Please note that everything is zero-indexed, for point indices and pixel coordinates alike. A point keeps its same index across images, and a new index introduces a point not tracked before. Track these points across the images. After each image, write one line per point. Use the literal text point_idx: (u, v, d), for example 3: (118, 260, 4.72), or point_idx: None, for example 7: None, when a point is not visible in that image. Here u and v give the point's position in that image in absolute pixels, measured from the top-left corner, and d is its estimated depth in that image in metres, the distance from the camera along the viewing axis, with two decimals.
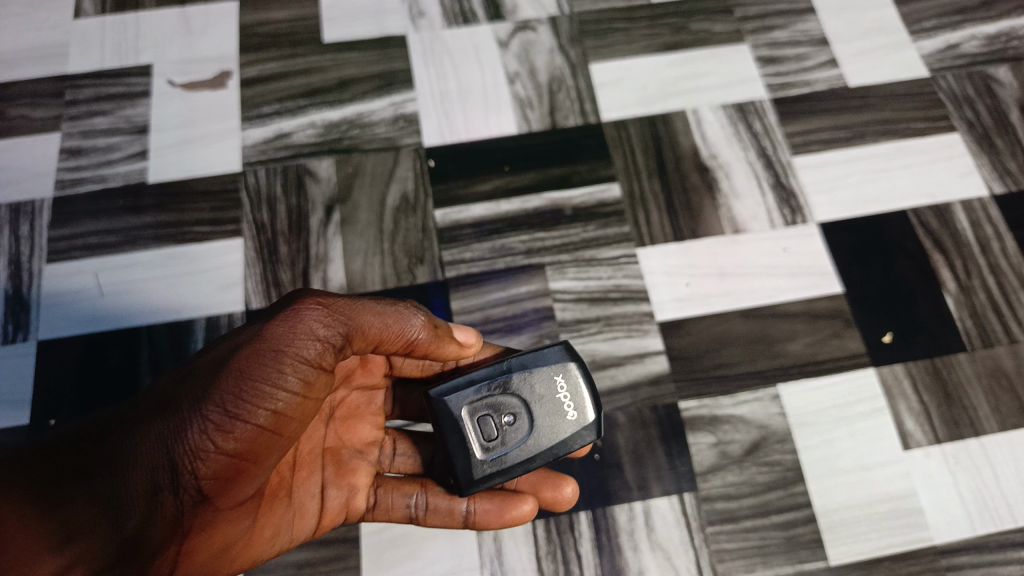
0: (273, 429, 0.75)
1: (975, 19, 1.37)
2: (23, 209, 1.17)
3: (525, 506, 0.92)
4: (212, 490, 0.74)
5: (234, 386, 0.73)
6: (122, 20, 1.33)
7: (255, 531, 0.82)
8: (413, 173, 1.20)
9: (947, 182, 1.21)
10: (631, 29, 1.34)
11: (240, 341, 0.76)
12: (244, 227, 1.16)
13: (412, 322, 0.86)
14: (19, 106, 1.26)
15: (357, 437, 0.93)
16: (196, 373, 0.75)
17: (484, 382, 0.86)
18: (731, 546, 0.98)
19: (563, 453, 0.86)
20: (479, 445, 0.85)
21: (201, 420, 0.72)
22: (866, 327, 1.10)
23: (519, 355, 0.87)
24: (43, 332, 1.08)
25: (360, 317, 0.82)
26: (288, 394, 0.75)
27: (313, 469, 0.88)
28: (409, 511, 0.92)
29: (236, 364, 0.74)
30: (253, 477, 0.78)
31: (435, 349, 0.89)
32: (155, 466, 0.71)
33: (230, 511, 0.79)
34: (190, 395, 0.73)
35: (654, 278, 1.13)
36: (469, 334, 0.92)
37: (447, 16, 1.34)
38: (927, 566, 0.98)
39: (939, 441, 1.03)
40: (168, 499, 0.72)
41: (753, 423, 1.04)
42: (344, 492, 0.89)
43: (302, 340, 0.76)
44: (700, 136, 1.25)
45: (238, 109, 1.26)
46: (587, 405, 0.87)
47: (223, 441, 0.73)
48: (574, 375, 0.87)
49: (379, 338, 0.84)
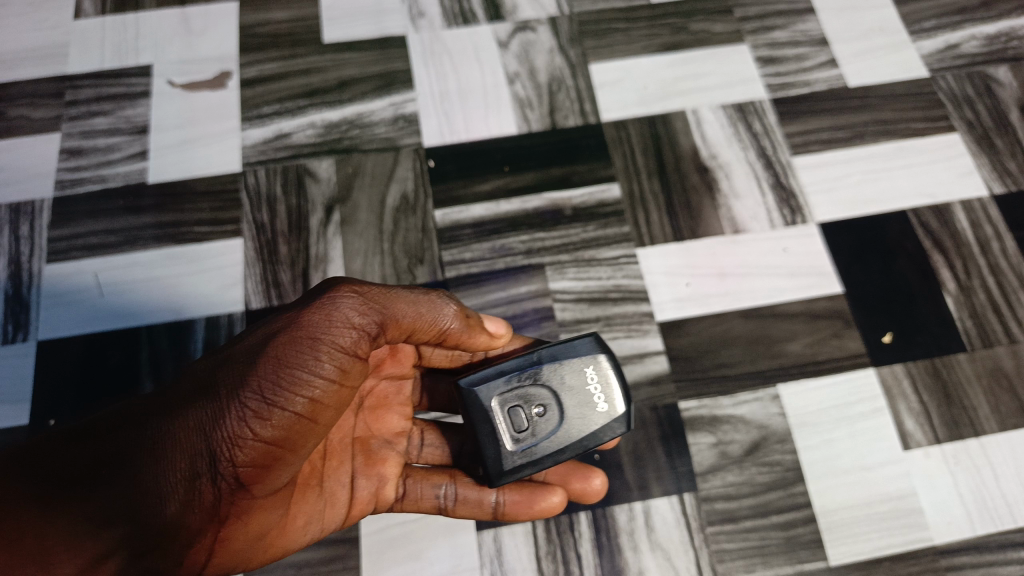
0: (310, 417, 0.77)
1: (975, 19, 1.37)
2: (23, 209, 1.17)
3: (554, 498, 0.93)
4: (248, 477, 0.76)
5: (271, 373, 0.75)
6: (122, 20, 1.33)
7: (289, 519, 0.84)
8: (413, 173, 1.20)
9: (947, 182, 1.21)
10: (631, 29, 1.34)
11: (277, 328, 0.78)
12: (244, 227, 1.16)
13: (445, 311, 0.87)
14: (19, 106, 1.26)
15: (386, 427, 0.94)
16: (233, 359, 0.77)
17: (514, 373, 0.86)
18: (731, 546, 0.98)
19: (593, 445, 0.87)
20: (509, 436, 0.85)
21: (239, 407, 0.74)
22: (866, 328, 1.10)
23: (549, 347, 0.88)
24: (43, 331, 1.09)
25: (394, 305, 0.84)
26: (324, 381, 0.77)
27: (344, 459, 0.89)
28: (439, 501, 0.93)
29: (274, 351, 0.76)
30: (288, 465, 0.79)
31: (466, 339, 0.91)
32: (193, 451, 0.74)
33: (266, 499, 0.80)
34: (228, 382, 0.75)
35: (654, 278, 1.13)
36: (499, 325, 0.94)
37: (447, 16, 1.34)
38: (927, 566, 0.98)
39: (939, 441, 1.03)
40: (207, 482, 0.75)
41: (753, 423, 1.04)
42: (373, 482, 0.90)
43: (337, 328, 0.78)
44: (699, 136, 1.25)
45: (238, 109, 1.26)
46: (617, 397, 0.87)
47: (260, 428, 0.74)
48: (604, 367, 0.88)
49: (413, 326, 0.86)
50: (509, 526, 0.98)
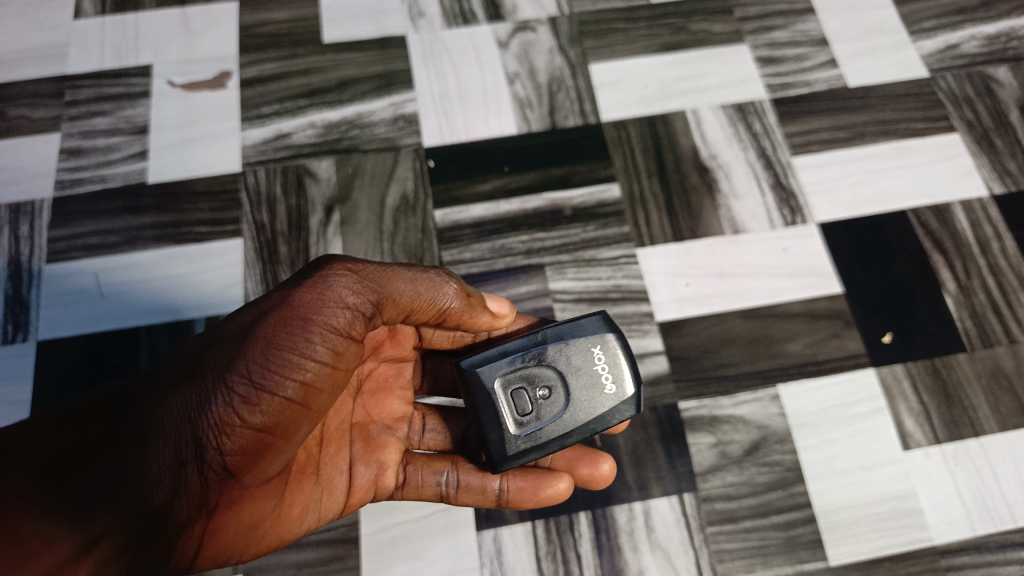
0: (302, 401, 0.76)
1: (975, 19, 1.37)
2: (23, 209, 1.17)
3: (560, 484, 0.92)
4: (239, 465, 0.76)
5: (261, 356, 0.74)
6: (122, 20, 1.33)
7: (283, 509, 0.83)
8: (413, 174, 1.20)
9: (947, 182, 1.21)
10: (631, 29, 1.34)
11: (267, 308, 0.77)
12: (244, 227, 1.16)
13: (445, 290, 0.87)
14: (19, 106, 1.26)
15: (386, 412, 0.94)
16: (222, 342, 0.76)
17: (518, 354, 0.86)
18: (732, 547, 0.98)
19: (601, 429, 0.86)
20: (513, 419, 0.84)
21: (227, 392, 0.73)
22: (866, 328, 1.10)
23: (555, 327, 0.87)
24: (43, 332, 1.08)
25: (391, 284, 0.83)
26: (317, 364, 0.76)
27: (342, 445, 0.89)
28: (441, 489, 0.93)
29: (263, 333, 0.75)
30: (280, 452, 0.78)
31: (467, 318, 0.90)
32: (182, 437, 0.73)
33: (258, 487, 0.80)
34: (217, 366, 0.74)
35: (654, 278, 1.13)
36: (502, 304, 0.94)
37: (447, 16, 1.34)
38: (927, 566, 0.98)
39: (940, 441, 1.03)
40: (196, 469, 0.74)
41: (753, 423, 1.04)
42: (373, 469, 0.90)
43: (330, 307, 0.77)
44: (699, 136, 1.25)
45: (238, 109, 1.26)
46: (626, 379, 0.87)
47: (250, 413, 0.74)
48: (612, 347, 0.87)
49: (411, 306, 0.86)
50: (509, 526, 0.98)
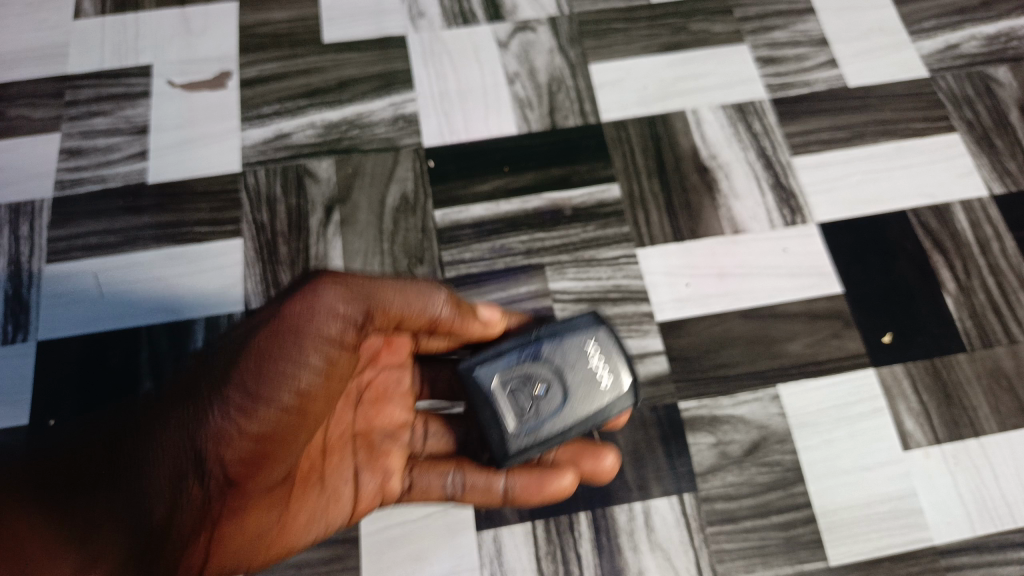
0: (300, 407, 0.81)
1: (974, 19, 1.37)
2: (23, 209, 1.17)
3: (565, 480, 0.94)
4: (240, 473, 0.79)
5: (258, 365, 0.79)
6: (122, 20, 1.33)
7: (287, 517, 0.87)
8: (413, 174, 1.20)
9: (947, 182, 1.21)
10: (631, 29, 1.34)
11: (259, 322, 0.83)
12: (244, 227, 1.16)
13: (435, 299, 0.95)
14: (19, 106, 1.26)
15: (388, 418, 0.99)
16: (217, 359, 0.81)
17: (514, 355, 0.88)
18: (731, 546, 0.98)
19: (598, 421, 0.87)
20: (514, 416, 0.85)
21: (226, 403, 0.77)
22: (866, 328, 1.10)
23: (547, 328, 0.90)
24: (42, 332, 1.08)
25: (382, 294, 0.90)
26: (313, 370, 0.82)
27: (344, 454, 0.93)
28: (447, 490, 0.96)
29: (257, 344, 0.80)
30: (282, 459, 0.83)
31: (459, 326, 0.97)
32: (181, 451, 0.76)
33: (262, 496, 0.84)
34: (213, 380, 0.79)
35: (654, 278, 1.13)
36: (491, 313, 1.01)
37: (446, 16, 1.34)
38: (926, 566, 0.98)
39: (939, 441, 1.03)
40: (198, 481, 0.77)
41: (753, 423, 1.04)
42: (378, 475, 0.95)
43: (322, 318, 0.83)
44: (699, 136, 1.25)
45: (238, 109, 1.26)
46: (621, 370, 0.87)
47: (249, 421, 0.78)
48: (605, 341, 0.88)
49: (403, 315, 0.93)
50: (509, 526, 0.98)
